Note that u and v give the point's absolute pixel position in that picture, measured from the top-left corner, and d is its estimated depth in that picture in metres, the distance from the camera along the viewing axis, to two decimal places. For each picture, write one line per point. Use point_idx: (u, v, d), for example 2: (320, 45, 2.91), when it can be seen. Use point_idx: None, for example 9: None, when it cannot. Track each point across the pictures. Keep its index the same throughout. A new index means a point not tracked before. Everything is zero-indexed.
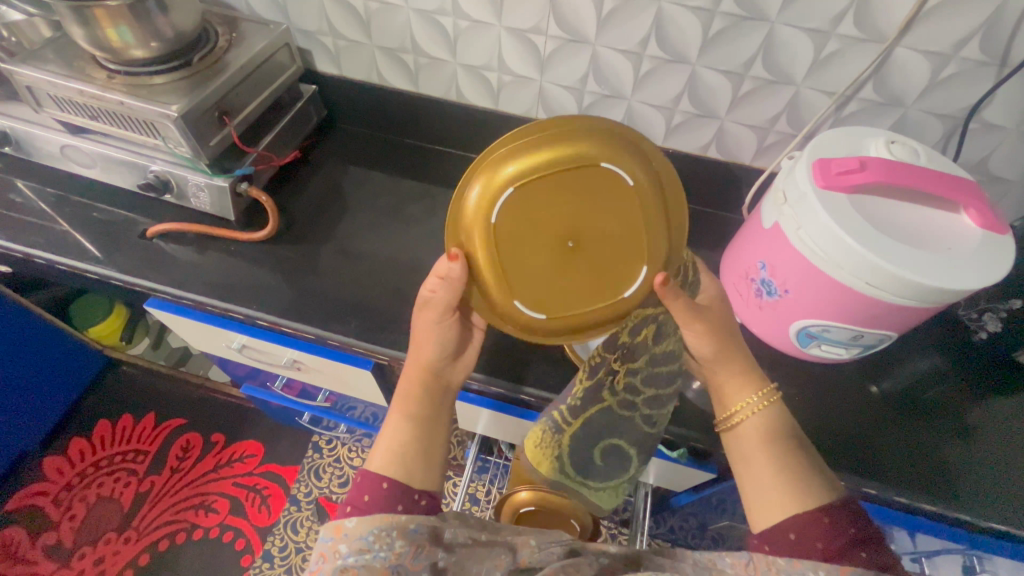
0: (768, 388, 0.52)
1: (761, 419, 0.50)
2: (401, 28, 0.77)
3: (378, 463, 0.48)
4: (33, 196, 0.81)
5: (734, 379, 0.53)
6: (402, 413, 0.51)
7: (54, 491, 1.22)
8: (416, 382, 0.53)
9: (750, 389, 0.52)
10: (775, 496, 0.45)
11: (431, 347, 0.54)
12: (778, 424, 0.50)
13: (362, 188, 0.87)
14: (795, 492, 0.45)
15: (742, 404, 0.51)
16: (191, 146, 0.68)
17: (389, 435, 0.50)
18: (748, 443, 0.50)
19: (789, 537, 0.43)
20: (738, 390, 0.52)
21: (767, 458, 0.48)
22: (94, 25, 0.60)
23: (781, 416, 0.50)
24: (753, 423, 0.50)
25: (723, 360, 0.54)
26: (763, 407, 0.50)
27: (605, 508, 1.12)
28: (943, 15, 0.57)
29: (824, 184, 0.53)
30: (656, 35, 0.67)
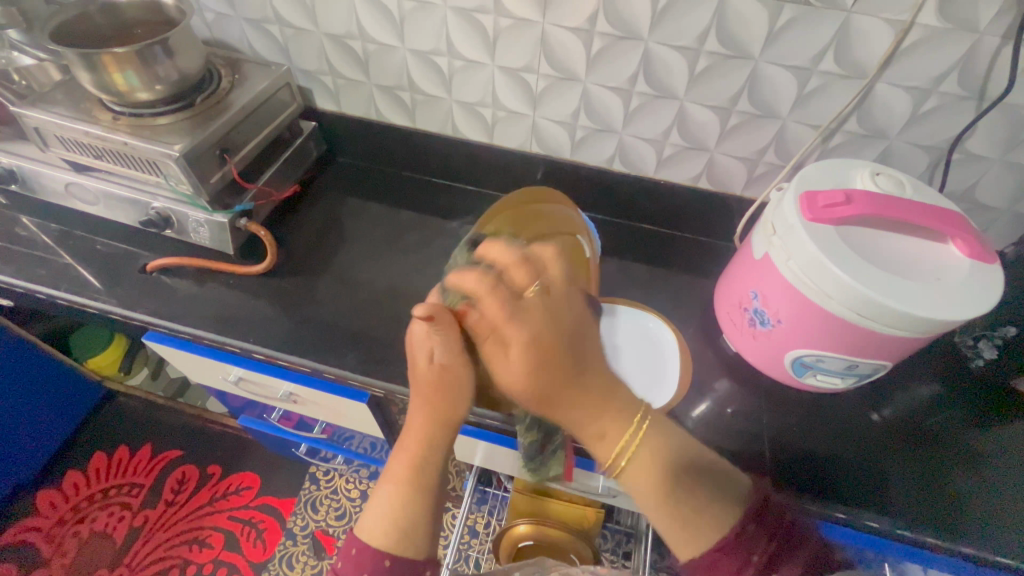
0: (640, 413, 0.48)
1: (644, 458, 0.46)
2: (398, 68, 0.80)
3: (381, 536, 0.48)
4: (37, 231, 0.83)
5: (591, 412, 0.47)
6: (408, 485, 0.50)
7: (46, 526, 1.20)
8: (434, 448, 0.51)
9: (623, 430, 0.47)
10: (676, 529, 0.44)
11: (455, 407, 0.50)
12: (662, 450, 0.47)
13: (360, 219, 0.89)
14: (692, 522, 0.43)
15: (617, 456, 0.46)
16: (192, 184, 0.69)
17: (392, 508, 0.49)
18: (638, 485, 0.46)
19: (699, 568, 0.43)
20: (610, 440, 0.47)
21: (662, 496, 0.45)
22: (101, 70, 0.62)
23: (662, 438, 0.47)
24: (638, 467, 0.46)
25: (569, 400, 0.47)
26: (638, 441, 0.47)
27: (607, 541, 1.10)
28: (921, 52, 0.59)
29: (812, 216, 0.54)
30: (644, 72, 0.69)
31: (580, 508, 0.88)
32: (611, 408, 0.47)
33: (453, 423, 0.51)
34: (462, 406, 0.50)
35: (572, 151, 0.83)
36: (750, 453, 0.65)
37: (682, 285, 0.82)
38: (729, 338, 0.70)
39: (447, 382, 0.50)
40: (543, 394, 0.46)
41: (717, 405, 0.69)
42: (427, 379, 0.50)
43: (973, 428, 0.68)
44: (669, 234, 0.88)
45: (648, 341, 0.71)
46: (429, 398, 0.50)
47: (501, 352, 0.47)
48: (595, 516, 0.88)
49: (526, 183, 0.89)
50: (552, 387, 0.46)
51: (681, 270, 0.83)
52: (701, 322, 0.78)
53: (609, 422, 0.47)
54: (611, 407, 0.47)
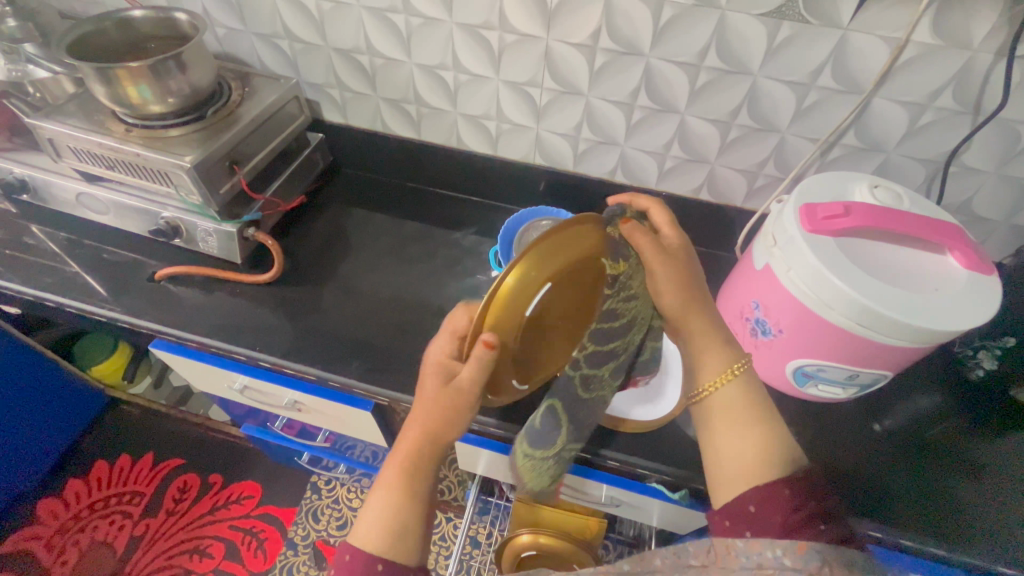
0: (742, 358, 0.50)
1: (734, 391, 0.49)
2: (404, 81, 0.81)
3: (370, 542, 0.45)
4: (47, 239, 0.84)
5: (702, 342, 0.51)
6: (398, 489, 0.47)
7: (46, 534, 1.20)
8: (427, 455, 0.48)
9: (723, 364, 0.50)
10: (741, 469, 0.45)
11: (453, 422, 0.48)
12: (749, 393, 0.49)
13: (365, 229, 0.90)
14: (758, 465, 0.45)
15: (712, 384, 0.49)
16: (202, 194, 0.71)
17: (383, 513, 0.46)
18: (718, 415, 0.49)
19: (748, 510, 0.43)
20: (709, 366, 0.50)
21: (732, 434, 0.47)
22: (116, 83, 0.64)
23: (752, 387, 0.49)
24: (724, 397, 0.49)
25: (688, 316, 0.52)
26: (729, 379, 0.49)
27: (609, 551, 1.09)
28: (917, 68, 0.60)
29: (812, 228, 0.55)
30: (645, 87, 0.70)
31: (582, 519, 0.88)
32: (719, 334, 0.52)
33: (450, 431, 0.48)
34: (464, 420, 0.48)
35: (574, 163, 0.84)
36: None
37: None
38: None
39: (461, 401, 0.48)
40: (681, 308, 0.52)
41: None
42: (430, 400, 0.48)
43: (973, 439, 0.68)
44: None
45: None
46: (432, 406, 0.48)
47: (654, 279, 0.52)
48: (597, 527, 0.87)
49: (529, 194, 0.90)
50: (682, 305, 0.51)
51: None
52: None
53: (712, 348, 0.51)
54: (723, 339, 0.51)
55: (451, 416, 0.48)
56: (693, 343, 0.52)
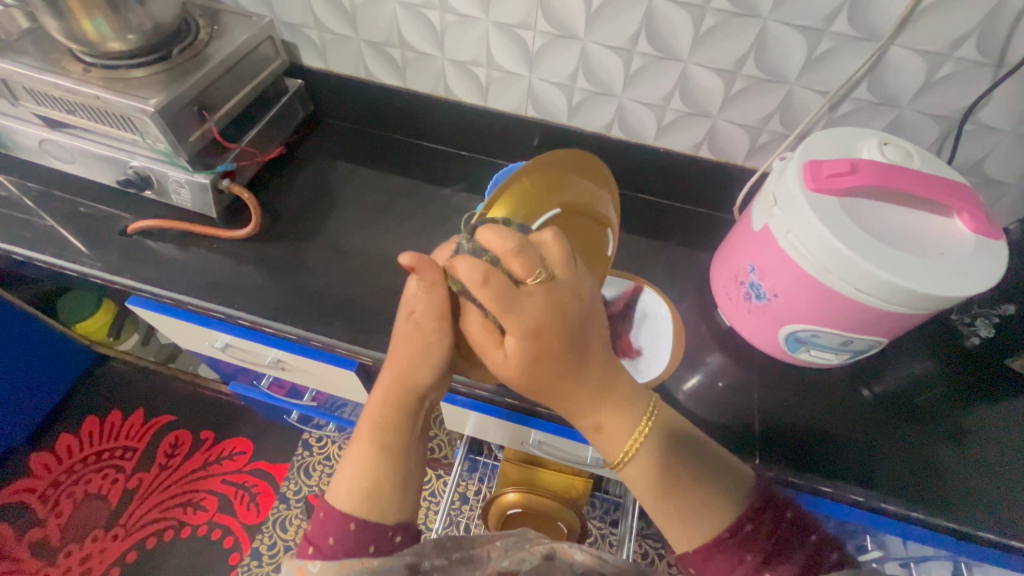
0: (647, 410, 0.47)
1: (648, 451, 0.46)
2: (388, 22, 0.75)
3: (347, 500, 0.47)
4: (14, 190, 0.80)
5: (583, 408, 0.46)
6: (371, 444, 0.49)
7: (41, 487, 1.21)
8: (397, 410, 0.49)
9: (628, 428, 0.46)
10: (681, 529, 0.44)
11: (415, 371, 0.48)
12: (662, 457, 0.46)
13: (349, 184, 0.86)
14: (687, 521, 0.43)
15: (623, 455, 0.46)
16: (171, 142, 0.66)
17: (359, 469, 0.48)
18: (637, 490, 0.46)
19: (698, 564, 0.43)
20: (615, 441, 0.46)
21: (654, 492, 0.45)
22: (68, 17, 0.59)
23: (664, 434, 0.47)
24: (638, 466, 0.45)
25: (566, 397, 0.45)
26: (643, 438, 0.46)
27: (595, 509, 1.11)
28: (940, 13, 0.55)
29: (815, 187, 0.52)
30: (647, 31, 0.65)
31: (569, 478, 0.89)
32: (619, 398, 0.46)
33: (417, 383, 0.48)
34: (428, 372, 0.48)
35: (570, 116, 0.79)
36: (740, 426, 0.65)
37: (679, 258, 0.80)
38: (723, 312, 0.69)
39: (423, 344, 0.47)
40: (526, 383, 0.44)
41: (708, 378, 0.68)
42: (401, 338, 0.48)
43: (960, 407, 0.67)
44: (667, 205, 0.85)
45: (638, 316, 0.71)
46: (402, 353, 0.48)
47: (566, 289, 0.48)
48: (583, 486, 0.89)
49: (520, 150, 0.86)
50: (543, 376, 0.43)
51: (677, 242, 0.82)
52: (696, 295, 0.76)
53: (611, 414, 0.46)
54: (618, 403, 0.46)
55: (422, 363, 0.47)
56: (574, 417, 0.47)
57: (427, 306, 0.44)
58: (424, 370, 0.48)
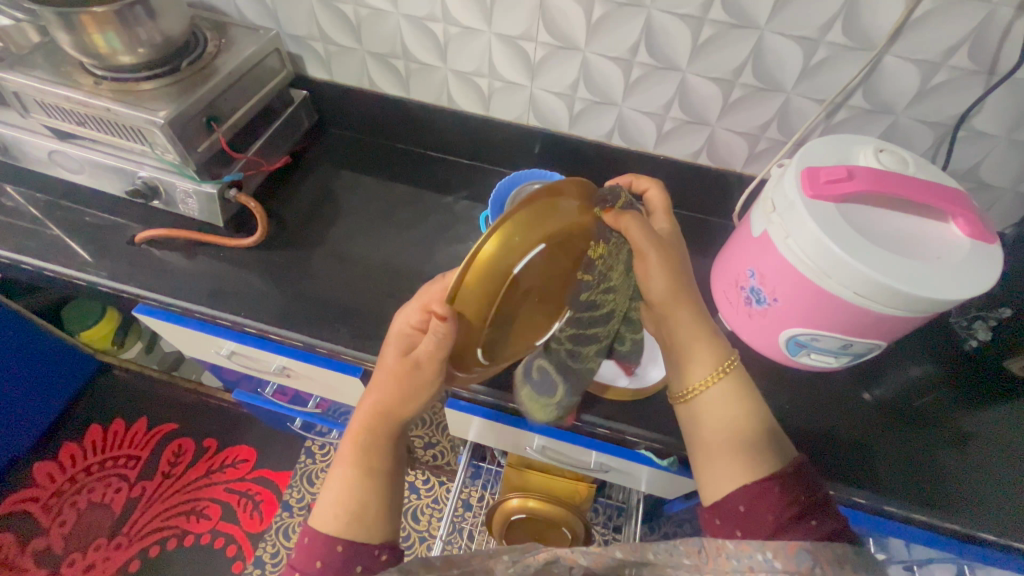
0: (729, 358, 0.51)
1: (722, 392, 0.50)
2: (391, 34, 0.77)
3: (333, 523, 0.47)
4: (23, 200, 0.81)
5: (690, 337, 0.52)
6: (355, 466, 0.50)
7: (44, 497, 1.21)
8: (380, 432, 0.51)
9: (710, 365, 0.51)
10: (735, 467, 0.46)
11: (402, 400, 0.50)
12: (737, 394, 0.50)
13: (353, 193, 0.87)
14: (742, 457, 0.47)
15: (701, 381, 0.51)
16: (179, 152, 0.67)
17: (344, 493, 0.49)
18: (705, 419, 0.50)
19: (739, 509, 0.44)
20: (699, 364, 0.51)
21: (724, 430, 0.48)
22: (81, 31, 0.60)
23: (740, 381, 0.51)
24: (717, 394, 0.50)
25: (673, 308, 0.53)
26: (717, 379, 0.50)
27: (598, 514, 1.11)
28: (933, 23, 0.57)
29: (813, 193, 0.53)
30: (646, 41, 0.67)
31: (573, 483, 0.90)
32: (703, 342, 0.52)
33: (402, 408, 0.51)
34: (416, 402, 0.51)
35: (570, 124, 0.81)
36: None
37: None
38: (724, 317, 0.70)
39: (416, 377, 0.49)
40: (670, 291, 0.52)
41: None
42: (390, 372, 0.50)
43: (960, 409, 0.68)
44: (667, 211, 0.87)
45: None
46: (383, 382, 0.50)
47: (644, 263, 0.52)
48: (587, 491, 0.89)
49: (522, 158, 0.87)
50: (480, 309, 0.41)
51: None
52: None
53: (698, 352, 0.52)
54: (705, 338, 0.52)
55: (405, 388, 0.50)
56: (676, 335, 0.53)
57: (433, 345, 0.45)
58: (414, 401, 0.50)
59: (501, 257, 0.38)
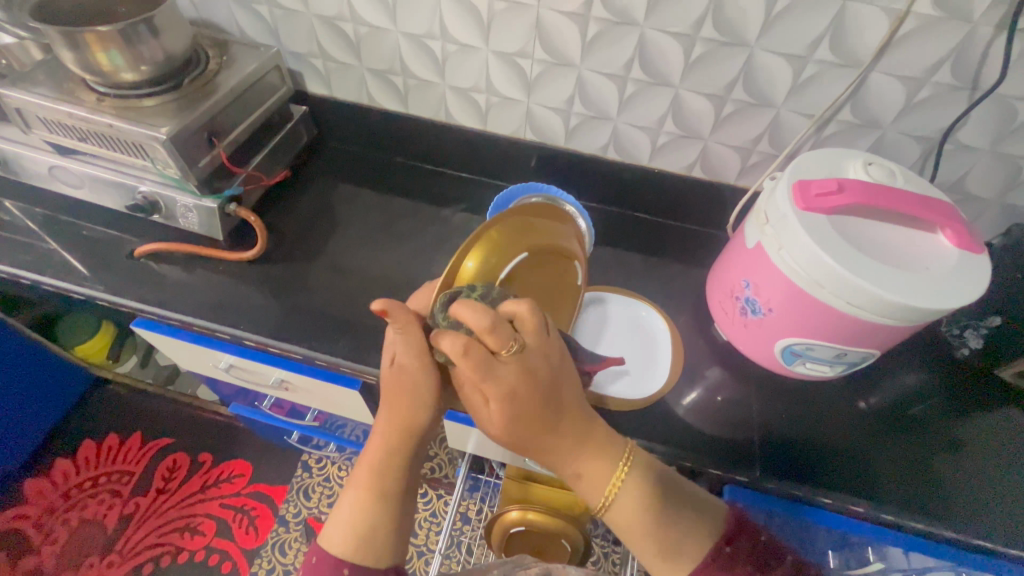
0: (624, 454, 0.49)
1: (629, 492, 0.47)
2: (390, 51, 0.78)
3: (344, 547, 0.48)
4: (21, 215, 0.81)
5: (573, 450, 0.48)
6: (367, 490, 0.50)
7: (35, 514, 1.19)
8: (395, 454, 0.50)
9: (608, 472, 0.48)
10: (662, 558, 0.46)
11: (418, 415, 0.49)
12: (644, 485, 0.48)
13: (351, 206, 0.88)
14: (669, 551, 0.45)
15: (602, 499, 0.47)
16: (180, 168, 0.68)
17: (357, 515, 0.49)
18: (619, 524, 0.48)
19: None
20: (596, 481, 0.47)
21: (637, 528, 0.47)
22: (84, 49, 0.61)
23: (645, 474, 0.49)
24: (628, 494, 0.47)
25: (546, 433, 0.46)
26: (624, 477, 0.48)
27: (597, 527, 1.11)
28: (916, 41, 0.58)
29: (804, 205, 0.54)
30: (640, 58, 0.68)
31: (572, 494, 0.89)
32: (593, 442, 0.48)
33: (421, 429, 0.50)
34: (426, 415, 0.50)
35: (566, 138, 0.82)
36: (739, 439, 0.66)
37: (675, 274, 0.82)
38: (720, 327, 0.71)
39: (405, 385, 0.49)
40: (523, 430, 0.45)
41: (707, 393, 0.70)
42: (390, 382, 0.50)
43: (957, 416, 0.69)
44: (662, 223, 0.88)
45: (637, 329, 0.73)
46: (395, 398, 0.49)
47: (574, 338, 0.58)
48: (586, 502, 0.89)
49: (519, 171, 0.88)
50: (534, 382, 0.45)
51: (672, 259, 0.84)
52: (693, 311, 0.78)
53: (590, 460, 0.48)
54: (597, 445, 0.48)
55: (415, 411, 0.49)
56: (551, 460, 0.48)
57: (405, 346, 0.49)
58: (418, 410, 0.49)
59: (485, 263, 0.49)
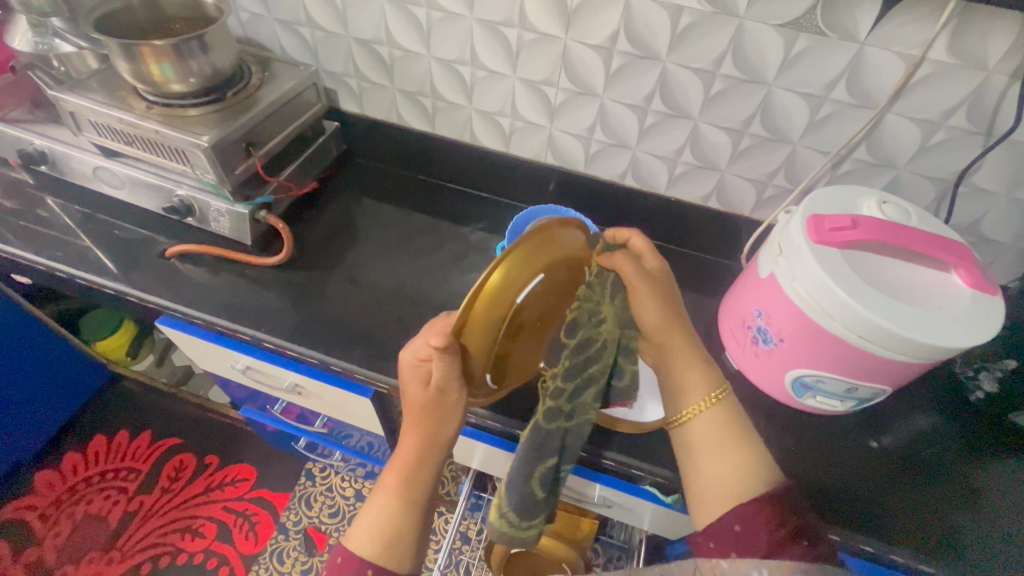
0: (717, 388, 0.53)
1: (712, 418, 0.52)
2: (421, 74, 0.82)
3: (366, 547, 0.49)
4: (60, 212, 0.85)
5: (688, 381, 0.54)
6: (399, 499, 0.51)
7: (42, 506, 1.21)
8: (427, 464, 0.53)
9: (703, 391, 0.53)
10: (718, 489, 0.48)
11: (446, 429, 0.52)
12: (727, 417, 0.52)
13: (373, 219, 0.91)
14: (732, 483, 0.48)
15: (690, 410, 0.52)
16: (217, 174, 0.72)
17: (380, 521, 0.50)
18: (695, 439, 0.52)
19: (734, 530, 0.46)
20: (693, 393, 0.53)
21: (717, 467, 0.49)
22: (139, 60, 0.65)
23: (731, 409, 0.52)
24: (708, 419, 0.52)
25: (666, 342, 0.56)
26: (709, 405, 0.52)
27: (598, 555, 1.08)
28: (931, 86, 0.60)
29: (818, 239, 0.55)
30: (660, 92, 0.71)
31: (575, 518, 0.88)
32: (695, 361, 0.55)
33: (442, 445, 0.53)
34: (453, 427, 0.52)
35: (585, 164, 0.85)
36: None
37: (687, 301, 0.83)
38: (731, 355, 0.71)
39: (444, 404, 0.51)
40: (660, 324, 0.55)
41: None
42: (418, 405, 0.51)
43: (970, 462, 0.67)
44: (676, 251, 0.89)
45: None
46: (418, 419, 0.52)
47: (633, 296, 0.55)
48: (589, 527, 0.87)
49: (537, 194, 0.91)
50: (665, 330, 0.55)
51: (685, 286, 0.85)
52: (704, 338, 0.79)
53: (692, 377, 0.54)
54: (700, 369, 0.54)
55: (433, 433, 0.52)
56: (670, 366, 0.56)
57: (443, 373, 0.48)
58: (445, 425, 0.52)
59: (509, 279, 0.43)
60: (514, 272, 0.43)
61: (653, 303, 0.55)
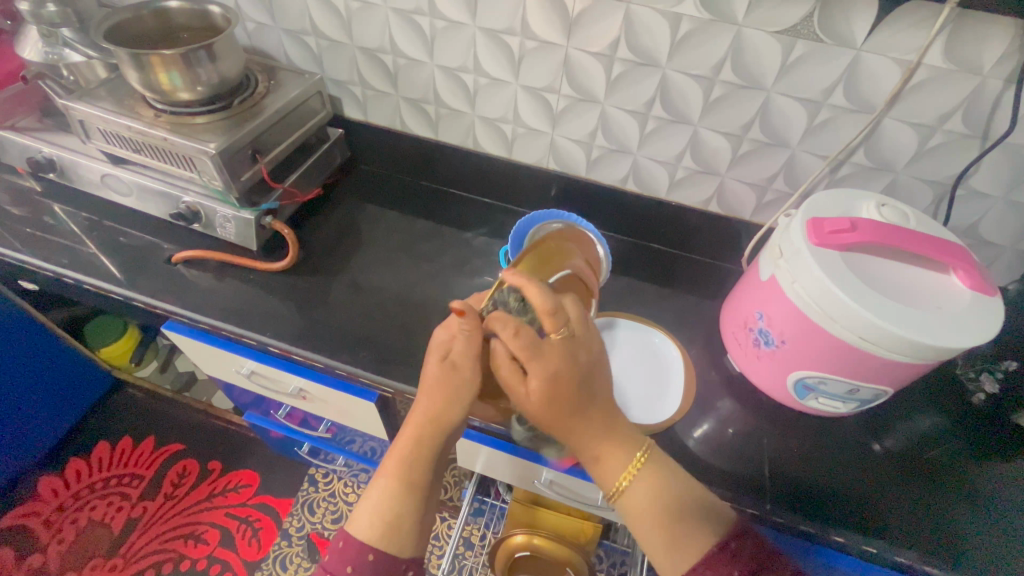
0: (641, 448, 0.51)
1: (641, 485, 0.50)
2: (425, 82, 0.83)
3: (367, 531, 0.51)
4: (67, 219, 0.86)
5: (605, 454, 0.50)
6: (398, 483, 0.52)
7: (45, 512, 1.21)
8: (423, 452, 0.52)
9: (624, 460, 0.50)
10: (663, 549, 0.47)
11: (450, 411, 0.50)
12: (655, 483, 0.50)
13: (377, 225, 0.91)
14: (674, 544, 0.47)
15: (619, 482, 0.50)
16: (224, 181, 0.73)
17: (381, 506, 0.51)
18: (632, 508, 0.50)
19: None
20: (614, 466, 0.50)
21: (660, 530, 0.48)
22: (149, 69, 0.66)
23: (659, 470, 0.51)
24: (639, 487, 0.49)
25: (570, 429, 0.49)
26: (636, 472, 0.50)
27: (602, 561, 1.08)
28: (927, 91, 0.61)
29: (818, 241, 0.56)
30: (661, 98, 0.72)
31: (579, 521, 0.89)
32: (618, 434, 0.51)
33: (445, 432, 0.52)
34: (459, 411, 0.51)
35: (587, 169, 0.86)
36: (751, 472, 0.66)
37: (689, 305, 0.84)
38: (733, 358, 0.71)
39: (461, 381, 0.50)
40: (552, 415, 0.48)
41: (718, 424, 0.70)
42: (431, 377, 0.51)
43: (973, 463, 0.68)
44: (677, 254, 0.90)
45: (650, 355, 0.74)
46: (433, 396, 0.51)
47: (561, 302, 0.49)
48: (592, 531, 0.88)
49: (539, 199, 0.92)
50: (555, 410, 0.48)
51: (687, 290, 0.86)
52: (706, 341, 0.79)
53: (609, 448, 0.50)
54: (616, 434, 0.51)
55: (439, 419, 0.51)
56: (576, 446, 0.51)
57: (465, 347, 0.50)
58: (451, 406, 0.50)
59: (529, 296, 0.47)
60: (526, 293, 0.47)
61: (544, 359, 0.46)
